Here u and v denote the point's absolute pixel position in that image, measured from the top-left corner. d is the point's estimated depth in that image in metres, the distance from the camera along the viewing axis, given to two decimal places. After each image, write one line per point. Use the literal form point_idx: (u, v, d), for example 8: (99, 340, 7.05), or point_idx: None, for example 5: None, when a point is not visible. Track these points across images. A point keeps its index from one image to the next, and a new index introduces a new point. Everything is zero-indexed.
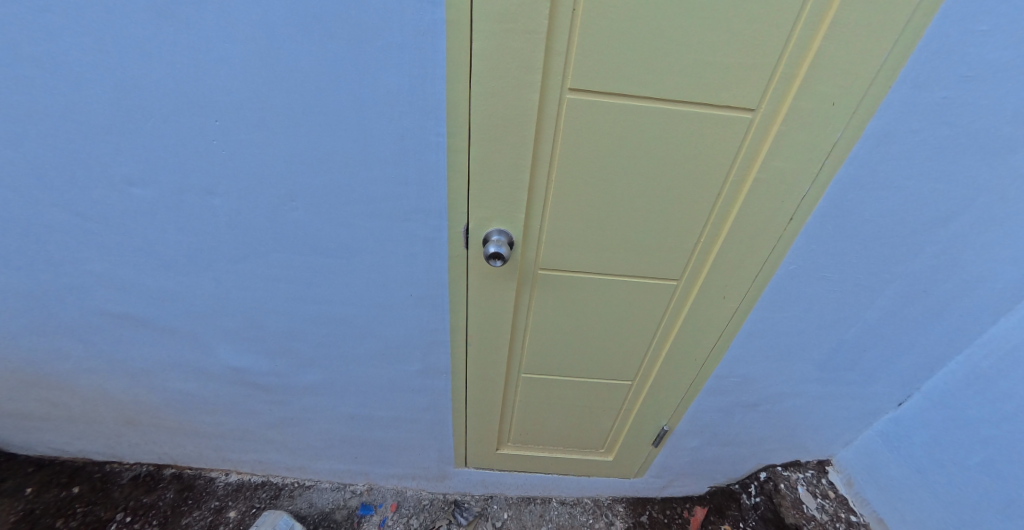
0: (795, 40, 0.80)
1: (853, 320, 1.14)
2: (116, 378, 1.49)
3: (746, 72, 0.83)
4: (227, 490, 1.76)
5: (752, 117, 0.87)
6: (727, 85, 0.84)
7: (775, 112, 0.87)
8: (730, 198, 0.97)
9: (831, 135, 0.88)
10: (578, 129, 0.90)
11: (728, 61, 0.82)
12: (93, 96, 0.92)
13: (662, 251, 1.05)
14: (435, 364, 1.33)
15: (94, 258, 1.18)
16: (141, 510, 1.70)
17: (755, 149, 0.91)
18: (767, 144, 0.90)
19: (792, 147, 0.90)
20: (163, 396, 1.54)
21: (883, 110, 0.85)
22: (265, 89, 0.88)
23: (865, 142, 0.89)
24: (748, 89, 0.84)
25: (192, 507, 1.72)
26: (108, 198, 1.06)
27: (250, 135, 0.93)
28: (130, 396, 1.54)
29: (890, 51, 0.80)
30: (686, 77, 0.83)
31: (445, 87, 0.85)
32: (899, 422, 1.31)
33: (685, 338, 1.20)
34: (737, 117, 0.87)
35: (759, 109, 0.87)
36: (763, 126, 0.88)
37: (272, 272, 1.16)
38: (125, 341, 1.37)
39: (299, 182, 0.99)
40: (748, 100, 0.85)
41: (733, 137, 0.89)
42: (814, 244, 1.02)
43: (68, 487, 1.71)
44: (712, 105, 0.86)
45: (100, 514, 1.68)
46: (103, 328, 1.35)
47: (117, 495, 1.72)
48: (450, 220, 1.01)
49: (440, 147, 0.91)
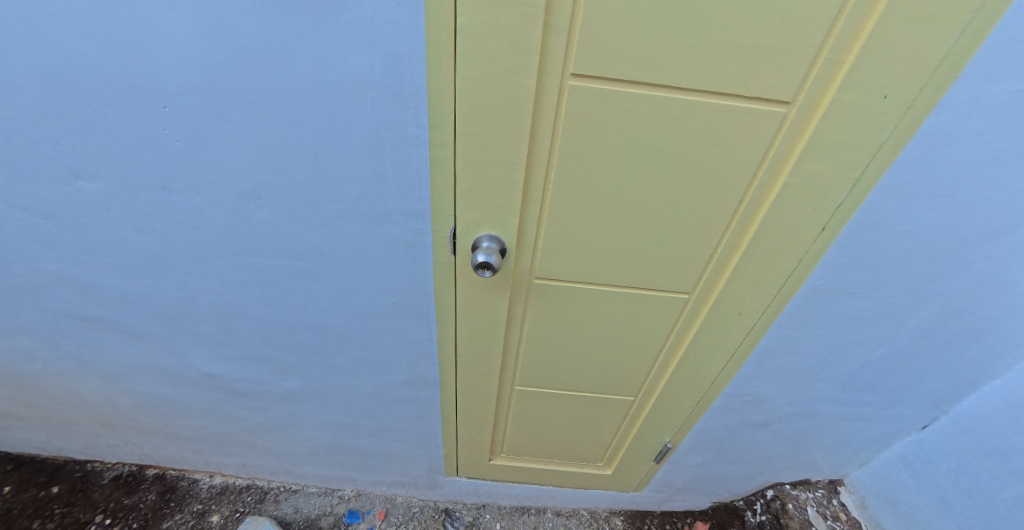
0: (845, 19, 0.69)
1: (881, 339, 1.04)
2: (87, 380, 1.39)
3: (783, 57, 0.72)
4: (211, 493, 1.66)
5: (787, 110, 0.77)
6: (759, 72, 0.73)
7: (814, 105, 0.76)
8: (754, 204, 0.87)
9: (877, 136, 0.78)
10: (582, 123, 0.79)
11: (763, 43, 0.71)
12: (25, 77, 0.79)
13: (672, 261, 0.95)
14: (422, 374, 1.24)
15: (49, 258, 1.07)
16: (122, 512, 1.60)
17: (788, 148, 0.81)
18: (801, 142, 0.80)
19: (826, 148, 0.80)
20: (138, 399, 1.44)
21: (942, 106, 0.75)
22: (224, 73, 0.76)
23: (915, 141, 0.79)
24: (784, 78, 0.74)
25: (174, 510, 1.62)
26: (56, 192, 0.95)
27: (210, 123, 0.82)
28: (102, 398, 1.44)
29: (958, 36, 0.69)
30: (711, 63, 0.72)
31: (424, 71, 0.74)
32: (923, 447, 1.23)
33: (695, 354, 1.11)
34: (768, 111, 0.77)
35: (794, 102, 0.76)
36: (798, 122, 0.78)
37: (243, 275, 1.06)
38: (92, 343, 1.27)
39: (268, 179, 0.88)
40: (783, 91, 0.75)
41: (763, 134, 0.79)
42: (845, 256, 0.92)
43: (47, 487, 1.61)
44: (738, 95, 0.75)
45: (79, 516, 1.58)
46: (66, 329, 1.24)
47: (96, 496, 1.62)
48: (435, 223, 0.91)
49: (421, 141, 0.81)
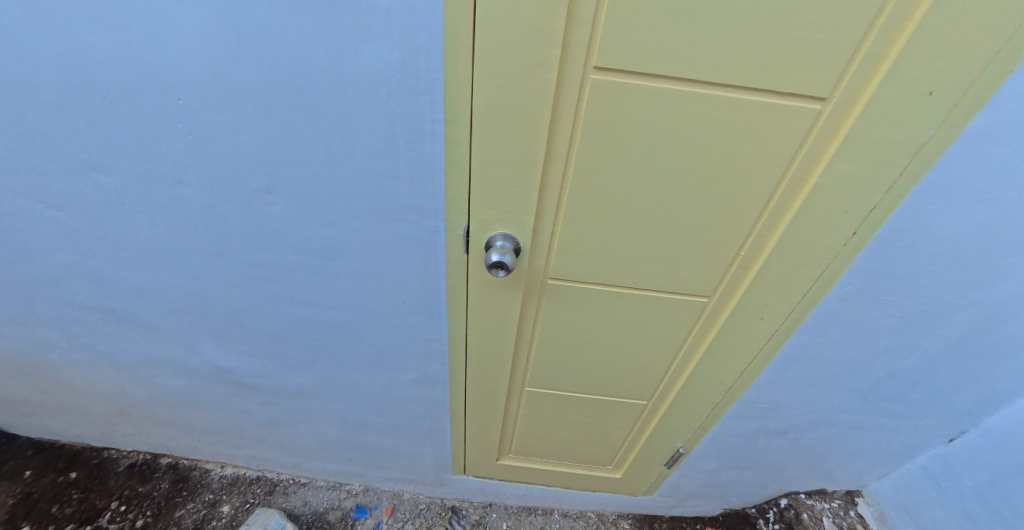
0: (890, 11, 0.65)
1: (909, 348, 1.01)
2: (102, 371, 1.39)
3: (821, 51, 0.68)
4: (222, 484, 1.67)
5: (821, 107, 0.74)
6: (795, 67, 0.70)
7: (851, 101, 0.73)
8: (781, 206, 0.84)
9: (919, 134, 0.75)
10: (605, 119, 0.76)
11: (800, 36, 0.67)
12: (41, 68, 0.78)
13: (693, 264, 0.92)
14: (432, 373, 1.23)
15: (64, 249, 1.07)
16: (136, 500, 1.61)
17: (821, 147, 0.77)
18: (836, 141, 0.76)
19: (860, 147, 0.76)
20: (152, 390, 1.44)
21: (992, 105, 0.71)
22: (239, 66, 0.75)
23: (957, 142, 0.75)
24: (821, 73, 0.70)
25: (186, 499, 1.63)
26: (71, 184, 0.94)
27: (224, 117, 0.81)
28: (118, 388, 1.45)
29: (1015, 29, 0.65)
30: (743, 57, 0.69)
31: (441, 64, 0.71)
32: (948, 460, 1.19)
33: (713, 359, 1.08)
34: (802, 108, 0.74)
35: (830, 98, 0.73)
36: (834, 119, 0.75)
37: (255, 270, 1.05)
38: (107, 334, 1.27)
39: (280, 174, 0.87)
40: (819, 87, 0.72)
41: (795, 133, 0.76)
42: (876, 261, 0.89)
43: (65, 472, 1.63)
44: (770, 91, 0.72)
45: (95, 502, 1.59)
46: (82, 320, 1.25)
47: (112, 483, 1.63)
48: (448, 222, 0.89)
49: (437, 137, 0.79)
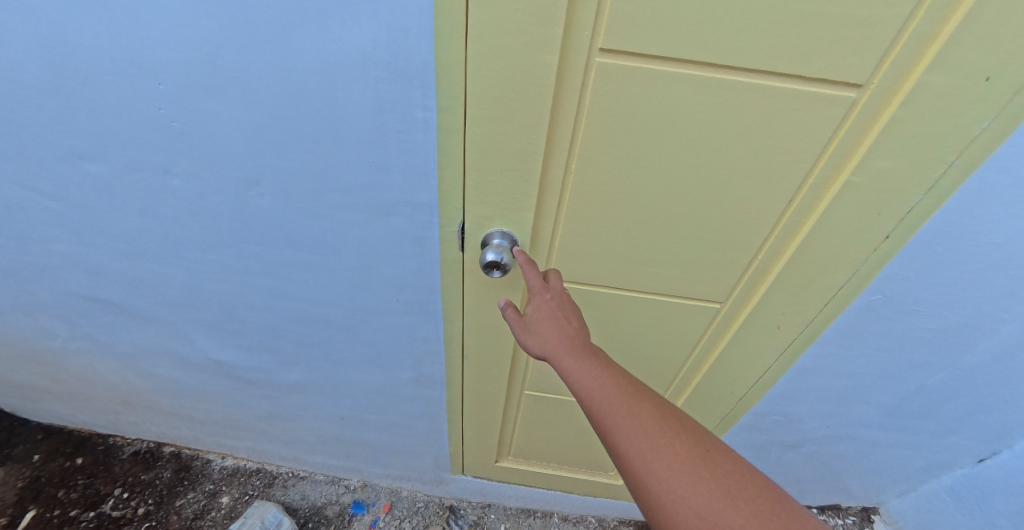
0: None
1: (942, 365, 0.97)
2: (104, 360, 1.37)
3: (860, 32, 0.60)
4: (223, 475, 1.65)
5: (858, 94, 0.66)
6: (831, 49, 0.62)
7: (892, 89, 0.65)
8: (805, 206, 0.77)
9: (969, 127, 0.67)
10: (612, 109, 0.70)
11: (838, 13, 0.59)
12: (19, 51, 0.73)
13: (706, 266, 0.86)
14: (429, 373, 1.19)
15: (58, 239, 1.03)
16: (139, 487, 1.60)
17: (854, 140, 0.70)
18: (872, 134, 0.69)
19: (899, 141, 0.69)
20: (152, 381, 1.41)
21: None
22: (219, 48, 0.68)
23: (1011, 138, 0.68)
24: (859, 56, 0.62)
25: (188, 488, 1.62)
26: (59, 172, 0.90)
27: (207, 103, 0.75)
28: (120, 378, 1.42)
29: None
30: (770, 38, 0.62)
31: (432, 45, 0.65)
32: (976, 481, 1.16)
33: (725, 367, 1.02)
34: (836, 96, 0.66)
35: (868, 85, 0.65)
36: (870, 109, 0.67)
37: (248, 264, 1.01)
38: (106, 325, 1.24)
39: (267, 164, 0.81)
40: (856, 73, 0.64)
41: (827, 124, 0.68)
42: (911, 268, 0.83)
43: (72, 458, 1.62)
44: (799, 76, 0.65)
45: (99, 488, 1.59)
46: (80, 310, 1.21)
47: (117, 470, 1.62)
48: (443, 217, 0.84)
49: (429, 126, 0.73)
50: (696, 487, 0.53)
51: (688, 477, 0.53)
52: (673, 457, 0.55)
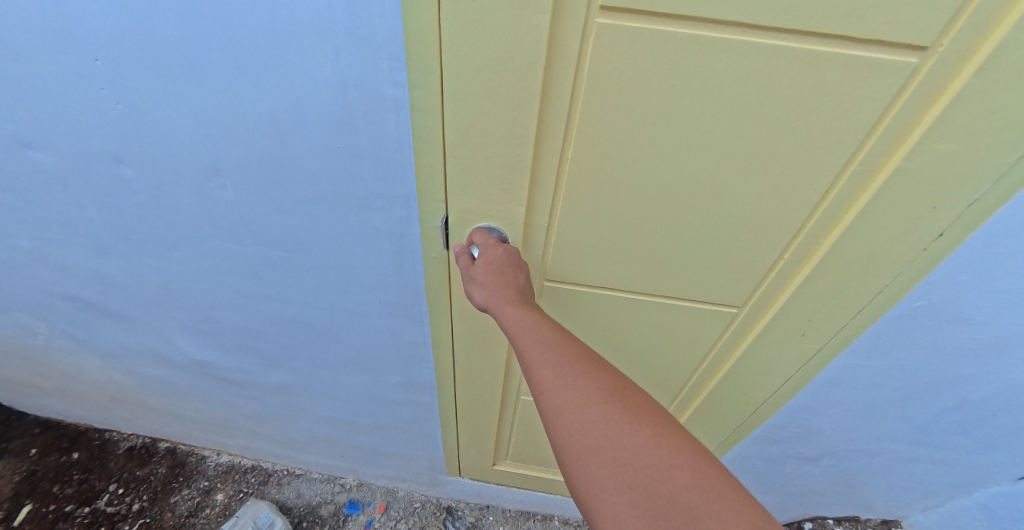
0: None
1: (989, 378, 0.89)
2: (87, 358, 1.29)
3: None
4: (217, 472, 1.57)
5: (921, 60, 0.56)
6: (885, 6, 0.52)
7: (965, 54, 0.56)
8: (846, 196, 0.68)
9: None
10: (619, 84, 0.61)
11: None
12: None
13: (727, 264, 0.77)
14: (416, 377, 1.11)
15: (19, 234, 0.95)
16: (134, 483, 1.53)
17: (912, 118, 0.61)
18: (936, 109, 0.60)
19: (959, 119, 0.60)
20: (138, 380, 1.34)
21: None
22: (162, 17, 0.59)
23: None
24: (917, 13, 0.53)
25: (182, 485, 1.54)
26: (7, 162, 0.81)
27: (151, 83, 0.66)
28: (106, 376, 1.34)
29: None
30: None
31: (396, 8, 0.56)
32: (1013, 498, 1.10)
33: (745, 374, 0.94)
34: (896, 63, 0.56)
35: (937, 49, 0.55)
36: (934, 80, 0.58)
37: (218, 261, 0.92)
38: (83, 323, 1.16)
39: (225, 152, 0.72)
40: (917, 35, 0.54)
41: (884, 96, 0.59)
42: (965, 272, 0.74)
43: (68, 452, 1.55)
44: (847, 38, 0.55)
45: (94, 484, 1.51)
46: (53, 307, 1.13)
47: (112, 465, 1.55)
48: (422, 211, 0.75)
49: (400, 105, 0.64)
50: (593, 414, 0.56)
51: (587, 405, 0.56)
52: (582, 389, 0.57)
